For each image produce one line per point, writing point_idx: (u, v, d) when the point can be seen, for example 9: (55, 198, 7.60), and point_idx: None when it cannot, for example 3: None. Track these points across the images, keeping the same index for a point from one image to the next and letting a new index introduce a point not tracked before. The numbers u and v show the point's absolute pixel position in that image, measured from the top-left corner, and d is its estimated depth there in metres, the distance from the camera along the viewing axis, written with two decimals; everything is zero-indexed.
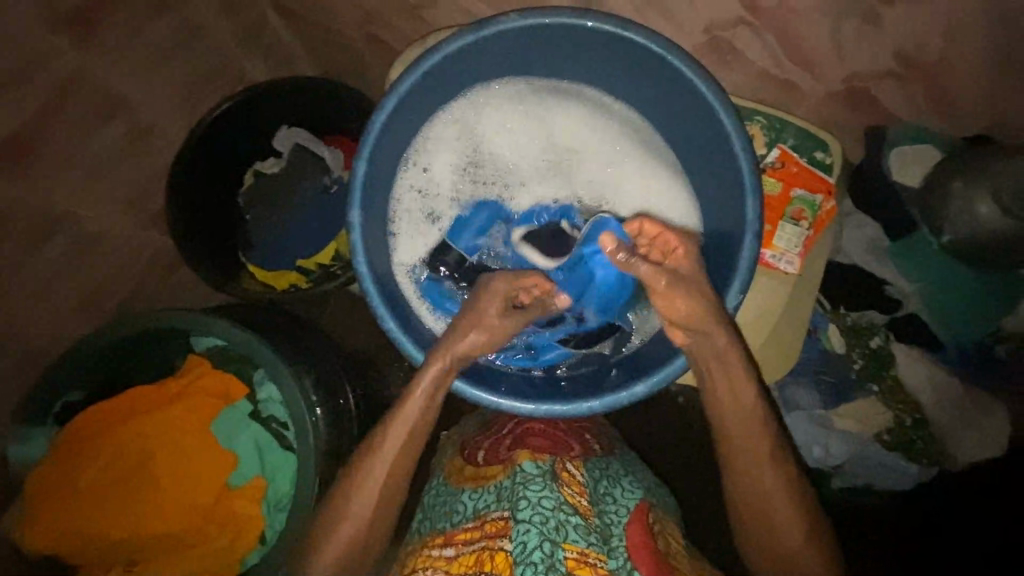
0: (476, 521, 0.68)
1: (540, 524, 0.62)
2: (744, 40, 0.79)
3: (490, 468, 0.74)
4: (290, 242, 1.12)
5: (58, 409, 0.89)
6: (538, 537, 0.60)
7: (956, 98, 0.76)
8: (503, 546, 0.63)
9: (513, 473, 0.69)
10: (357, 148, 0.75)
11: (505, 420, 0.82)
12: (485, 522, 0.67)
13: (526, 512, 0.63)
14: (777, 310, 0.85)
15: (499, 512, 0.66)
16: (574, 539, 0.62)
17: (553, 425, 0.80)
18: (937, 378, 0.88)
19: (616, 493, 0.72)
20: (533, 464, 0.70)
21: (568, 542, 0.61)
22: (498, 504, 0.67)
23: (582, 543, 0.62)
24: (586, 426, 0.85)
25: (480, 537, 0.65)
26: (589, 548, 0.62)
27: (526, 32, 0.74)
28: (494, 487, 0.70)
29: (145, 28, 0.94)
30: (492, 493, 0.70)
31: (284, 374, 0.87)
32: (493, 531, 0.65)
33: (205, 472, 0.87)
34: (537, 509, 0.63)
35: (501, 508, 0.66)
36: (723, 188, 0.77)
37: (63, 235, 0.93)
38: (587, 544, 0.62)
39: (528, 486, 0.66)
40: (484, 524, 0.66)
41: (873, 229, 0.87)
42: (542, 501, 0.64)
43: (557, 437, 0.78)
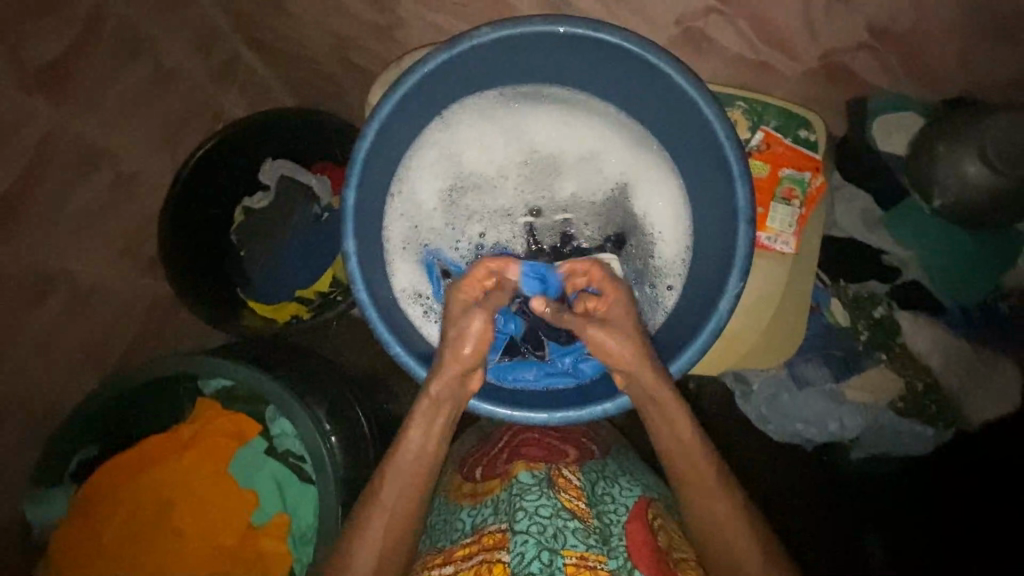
0: (474, 535, 0.70)
1: (538, 534, 0.64)
2: (715, 28, 0.78)
3: (487, 482, 0.77)
4: (286, 276, 1.15)
5: (73, 466, 0.89)
6: (536, 547, 0.63)
7: (932, 64, 0.75)
8: (502, 558, 0.65)
9: (510, 484, 0.72)
10: (345, 174, 0.74)
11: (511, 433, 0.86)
12: (483, 535, 0.69)
13: (523, 523, 0.66)
14: (777, 291, 0.86)
15: (498, 525, 0.69)
16: (572, 544, 0.64)
17: (547, 436, 0.84)
18: (945, 341, 0.87)
19: (614, 493, 0.74)
20: (529, 473, 0.73)
21: (566, 548, 0.64)
22: (495, 517, 0.70)
23: (581, 547, 0.64)
24: (580, 432, 0.88)
25: (477, 552, 0.68)
26: (588, 551, 0.64)
27: (500, 43, 0.74)
28: (491, 501, 0.73)
29: (118, 75, 0.93)
30: (489, 506, 0.73)
31: (295, 407, 0.87)
32: (491, 544, 0.67)
33: (228, 514, 0.87)
34: (534, 518, 0.66)
35: (498, 521, 0.69)
36: (712, 174, 0.76)
37: (61, 293, 0.91)
38: (586, 547, 0.65)
39: (524, 496, 0.69)
40: (481, 537, 0.69)
41: (863, 200, 0.88)
42: (539, 510, 0.67)
43: (552, 446, 0.82)
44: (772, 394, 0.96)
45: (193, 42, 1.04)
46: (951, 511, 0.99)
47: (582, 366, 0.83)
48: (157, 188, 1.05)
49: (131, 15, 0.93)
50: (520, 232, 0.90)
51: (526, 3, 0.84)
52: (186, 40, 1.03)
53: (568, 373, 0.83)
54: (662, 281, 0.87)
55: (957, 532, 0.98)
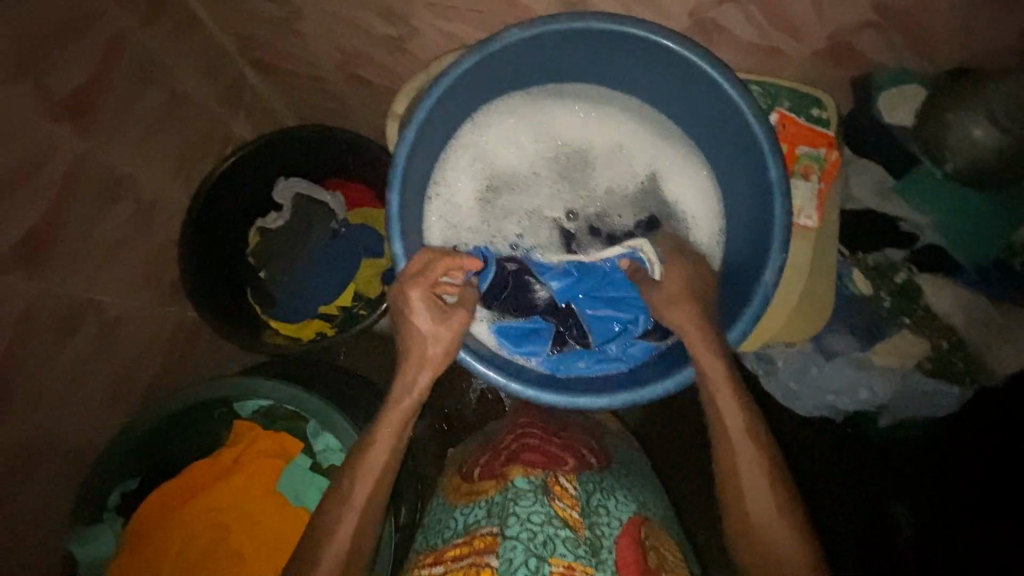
0: (467, 537, 0.72)
1: (527, 540, 0.66)
2: (729, 17, 0.81)
3: (482, 483, 0.79)
4: (309, 293, 1.14)
5: (114, 500, 0.85)
6: (524, 553, 0.64)
7: (933, 37, 0.80)
8: (490, 562, 0.66)
9: (505, 489, 0.73)
10: (387, 180, 0.75)
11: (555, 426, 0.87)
12: (475, 537, 0.71)
13: (514, 528, 0.67)
14: (805, 264, 0.89)
15: (489, 528, 0.70)
16: (560, 553, 0.66)
17: (548, 439, 0.85)
18: (966, 300, 0.91)
19: (609, 505, 0.76)
20: (524, 479, 0.74)
21: (554, 556, 0.65)
22: (487, 520, 0.72)
23: (569, 556, 0.66)
24: (586, 440, 0.91)
25: (468, 554, 0.69)
26: (575, 561, 0.66)
27: (529, 42, 0.76)
28: (486, 503, 0.75)
29: (135, 101, 0.92)
30: (483, 508, 0.75)
31: (341, 419, 0.87)
32: (481, 547, 0.69)
33: (282, 534, 0.85)
34: (525, 524, 0.67)
35: (490, 524, 0.70)
36: (739, 155, 0.80)
37: (89, 325, 0.89)
38: (574, 557, 0.66)
39: (518, 501, 0.70)
40: (473, 540, 0.71)
41: (876, 171, 0.92)
42: (531, 517, 0.68)
43: (551, 452, 0.82)
44: (802, 367, 0.98)
45: (202, 67, 1.04)
46: (972, 474, 0.97)
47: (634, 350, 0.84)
48: (174, 213, 1.03)
49: (147, 42, 0.92)
50: (553, 228, 0.92)
51: (541, 6, 0.86)
52: (194, 64, 1.02)
53: (619, 359, 0.84)
54: (696, 265, 0.89)
55: (980, 494, 0.96)
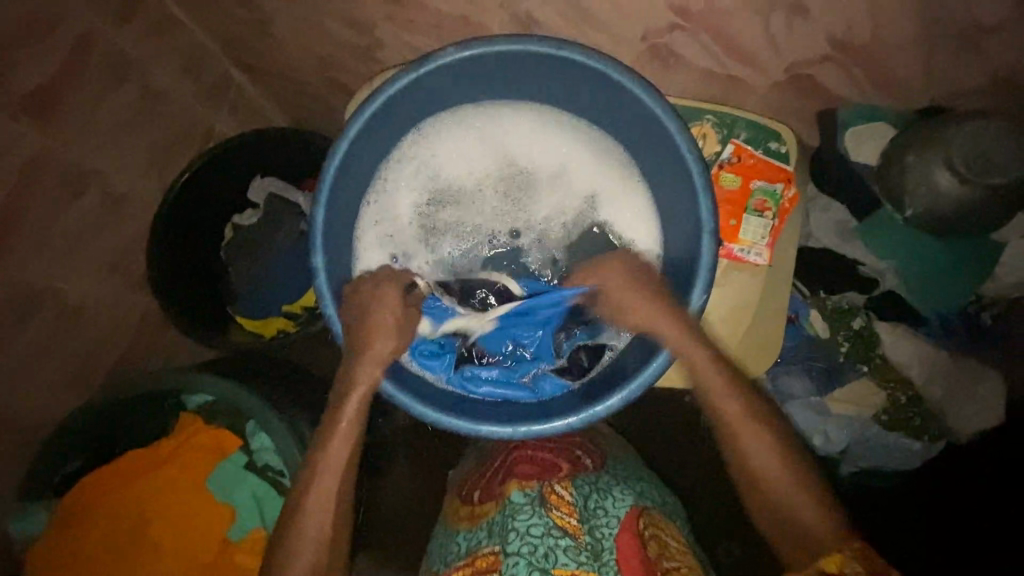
0: (469, 558, 0.72)
1: (529, 554, 0.67)
2: (681, 44, 0.79)
3: (484, 505, 0.78)
4: (270, 292, 1.15)
5: (58, 479, 0.90)
6: (527, 568, 0.66)
7: (898, 74, 0.75)
8: None
9: (503, 506, 0.73)
10: (315, 191, 0.77)
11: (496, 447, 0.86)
12: (477, 558, 0.71)
13: (515, 544, 0.68)
14: (754, 305, 0.85)
15: (491, 547, 0.70)
16: (563, 562, 0.66)
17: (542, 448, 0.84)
18: (924, 352, 0.87)
19: (607, 505, 0.74)
20: (521, 493, 0.74)
21: (557, 567, 0.66)
22: (489, 539, 0.72)
23: (571, 565, 0.66)
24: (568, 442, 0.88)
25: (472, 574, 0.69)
26: (578, 569, 0.66)
27: (464, 63, 0.76)
28: (486, 524, 0.74)
29: (107, 100, 0.96)
30: (485, 530, 0.74)
31: (274, 422, 0.89)
32: (484, 566, 0.69)
33: (204, 527, 0.88)
34: (526, 539, 0.68)
35: (491, 543, 0.71)
36: (676, 184, 0.79)
37: (50, 311, 0.94)
38: (576, 565, 0.67)
39: (516, 517, 0.70)
40: (475, 561, 0.71)
41: (840, 211, 0.87)
42: (531, 531, 0.69)
43: (544, 460, 0.81)
44: None
45: (182, 67, 1.07)
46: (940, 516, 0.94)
47: (543, 381, 0.85)
48: (146, 206, 1.07)
49: (121, 44, 0.96)
50: (498, 245, 0.94)
51: (495, 23, 0.85)
52: (174, 64, 1.06)
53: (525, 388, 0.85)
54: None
55: (950, 541, 0.94)
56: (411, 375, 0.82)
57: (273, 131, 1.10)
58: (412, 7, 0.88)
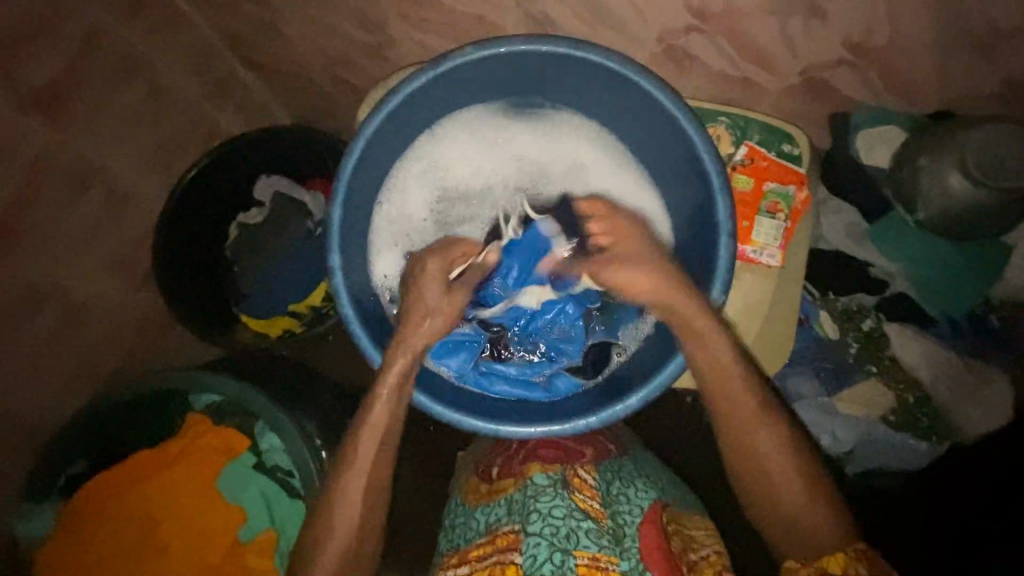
0: (488, 535, 0.71)
1: (551, 535, 0.65)
2: (696, 45, 0.79)
3: (501, 481, 0.78)
4: (277, 291, 1.14)
5: (63, 480, 0.89)
6: (548, 548, 0.64)
7: (911, 78, 0.76)
8: (515, 559, 0.66)
9: (524, 486, 0.73)
10: (331, 191, 0.77)
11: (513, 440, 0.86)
12: (497, 535, 0.70)
13: (536, 524, 0.67)
14: (766, 305, 0.85)
15: (510, 525, 0.70)
16: (585, 545, 0.65)
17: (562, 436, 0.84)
18: (937, 355, 0.87)
19: (629, 493, 0.74)
20: (543, 475, 0.74)
21: (579, 548, 0.64)
22: (509, 517, 0.71)
23: (593, 548, 0.65)
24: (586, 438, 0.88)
25: (492, 552, 0.69)
26: (600, 552, 0.65)
27: (481, 62, 0.76)
28: (506, 500, 0.74)
29: (113, 96, 0.95)
30: (504, 506, 0.74)
31: (284, 422, 0.88)
32: (504, 545, 0.68)
33: (214, 530, 0.87)
34: (548, 520, 0.67)
35: (511, 522, 0.70)
36: (692, 186, 0.79)
37: (54, 309, 0.93)
38: (599, 548, 0.65)
39: (538, 498, 0.70)
40: (495, 539, 0.70)
41: (849, 214, 0.87)
42: (553, 512, 0.68)
43: (567, 446, 0.82)
44: None
45: (188, 63, 1.06)
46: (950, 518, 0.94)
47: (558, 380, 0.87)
48: (152, 204, 1.06)
49: (128, 38, 0.95)
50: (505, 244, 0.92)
51: (510, 23, 0.85)
52: (181, 61, 1.04)
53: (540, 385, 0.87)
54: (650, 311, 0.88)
55: None
56: (426, 376, 0.82)
57: (275, 129, 1.09)
58: (425, 7, 0.87)
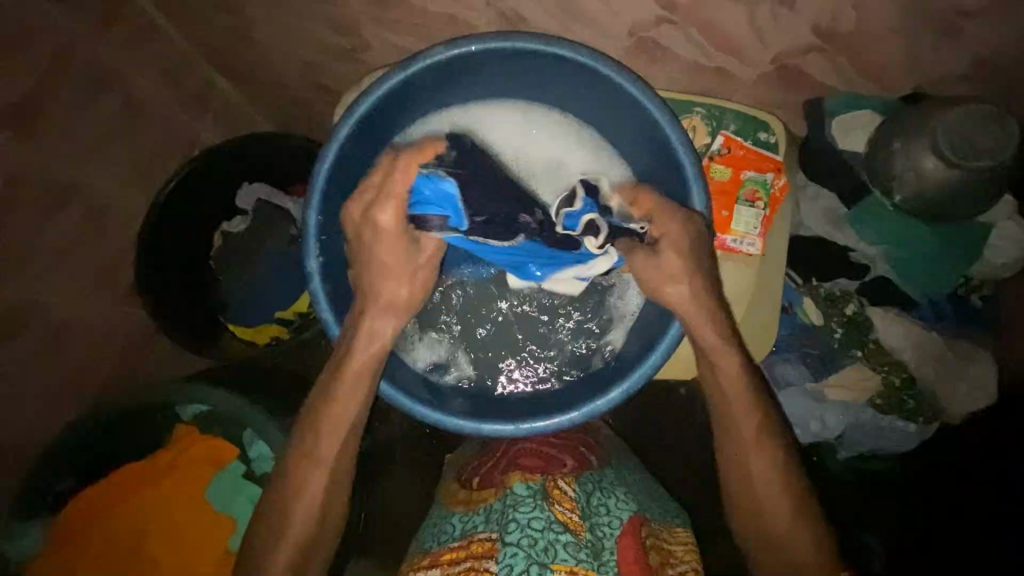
0: (463, 540, 0.72)
1: (528, 546, 0.65)
2: (668, 37, 0.79)
3: (482, 491, 0.79)
4: (262, 299, 1.13)
5: (50, 499, 0.88)
6: (525, 560, 0.64)
7: (881, 62, 0.76)
8: (490, 565, 0.67)
9: (505, 495, 0.74)
10: (307, 196, 0.77)
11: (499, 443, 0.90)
12: (472, 542, 0.71)
13: (514, 535, 0.66)
14: (748, 294, 0.85)
15: (487, 533, 0.71)
16: (562, 558, 0.65)
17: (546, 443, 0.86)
18: (920, 336, 0.88)
19: (610, 504, 0.74)
20: (524, 485, 0.74)
21: (556, 562, 0.64)
22: (485, 525, 0.72)
23: (570, 561, 0.64)
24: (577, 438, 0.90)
25: (466, 558, 0.69)
26: (578, 565, 0.64)
27: (453, 63, 0.77)
28: (484, 510, 0.75)
29: (88, 110, 0.95)
30: (482, 515, 0.75)
31: (270, 430, 0.88)
32: (478, 551, 0.69)
33: (205, 539, 0.87)
34: (526, 531, 0.67)
35: (488, 529, 0.71)
36: (668, 178, 0.80)
37: (38, 326, 0.92)
38: (576, 561, 0.65)
39: (517, 508, 0.70)
40: (470, 544, 0.71)
41: (829, 199, 0.87)
42: (532, 523, 0.68)
43: (549, 455, 0.83)
44: None
45: (164, 74, 1.06)
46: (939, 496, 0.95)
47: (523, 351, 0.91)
48: (133, 218, 1.06)
49: (100, 51, 0.95)
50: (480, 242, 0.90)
51: (482, 22, 0.85)
52: (157, 72, 1.04)
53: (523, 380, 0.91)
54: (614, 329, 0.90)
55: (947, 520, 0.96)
56: (414, 384, 0.84)
57: (255, 136, 1.08)
58: (397, 8, 0.87)
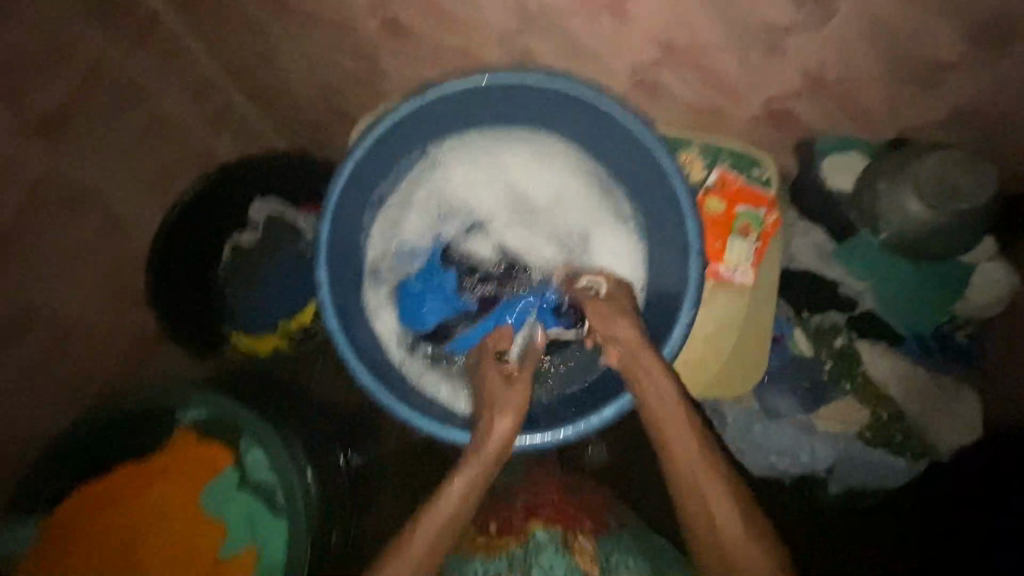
0: None
1: None
2: (667, 77, 0.84)
3: (501, 538, 0.81)
4: (262, 311, 1.11)
5: (47, 496, 0.89)
6: None
7: (866, 108, 0.81)
8: None
9: (527, 541, 0.79)
10: (320, 210, 0.81)
11: (521, 494, 0.89)
12: None
13: None
14: (738, 323, 0.89)
15: None
16: None
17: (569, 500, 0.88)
18: (906, 370, 0.90)
19: (630, 564, 0.77)
20: (544, 531, 0.80)
21: None
22: (509, 570, 0.76)
23: None
24: (602, 503, 0.91)
25: None
26: None
27: (465, 93, 0.82)
28: (506, 556, 0.78)
29: (114, 123, 0.99)
30: (504, 561, 0.77)
31: (271, 439, 0.89)
32: None
33: (197, 543, 0.88)
34: None
35: (512, 572, 0.75)
36: (665, 208, 0.84)
37: (46, 327, 0.95)
38: None
39: (539, 552, 0.77)
40: None
41: (818, 235, 0.91)
42: (552, 564, 0.74)
43: (570, 511, 0.85)
44: (745, 426, 0.96)
45: (189, 93, 1.11)
46: None
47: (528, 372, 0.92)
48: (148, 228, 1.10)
49: (129, 69, 1.00)
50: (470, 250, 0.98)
51: (493, 56, 0.91)
52: (183, 91, 1.10)
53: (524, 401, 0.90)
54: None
55: None
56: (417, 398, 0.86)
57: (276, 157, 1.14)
58: (414, 40, 0.93)
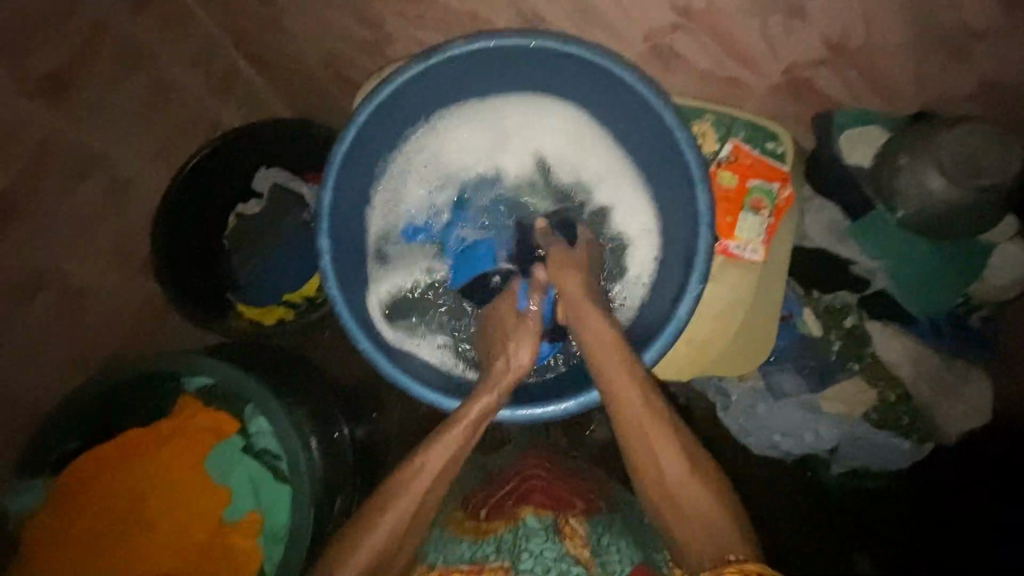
0: (472, 564, 0.66)
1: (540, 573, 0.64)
2: (682, 44, 0.82)
3: (490, 522, 0.74)
4: (269, 279, 1.16)
5: (55, 456, 0.90)
6: None
7: (887, 78, 0.78)
8: None
9: (516, 526, 0.70)
10: (323, 175, 0.80)
11: (510, 476, 0.87)
12: (482, 568, 0.65)
13: (527, 562, 0.65)
14: (748, 300, 0.87)
15: (499, 561, 0.66)
16: None
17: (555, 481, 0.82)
18: (916, 351, 0.88)
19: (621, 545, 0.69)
20: (536, 518, 0.72)
21: None
22: (496, 554, 0.67)
23: None
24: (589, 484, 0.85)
25: None
26: None
27: (472, 56, 0.79)
28: (493, 540, 0.70)
29: (117, 86, 0.98)
30: (491, 544, 0.69)
31: (273, 407, 0.89)
32: None
33: (203, 507, 0.89)
34: (539, 558, 0.65)
35: (499, 558, 0.66)
36: (674, 180, 0.82)
37: (51, 290, 0.96)
38: None
39: (530, 538, 0.68)
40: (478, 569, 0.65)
41: (833, 211, 0.88)
42: (545, 552, 0.66)
43: (559, 494, 0.79)
44: (750, 405, 0.95)
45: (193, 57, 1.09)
46: None
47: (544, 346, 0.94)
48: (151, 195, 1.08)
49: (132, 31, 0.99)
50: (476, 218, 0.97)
51: (503, 20, 0.88)
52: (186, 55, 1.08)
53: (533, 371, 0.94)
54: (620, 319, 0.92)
55: None
56: (420, 369, 0.86)
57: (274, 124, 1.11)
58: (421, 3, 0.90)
